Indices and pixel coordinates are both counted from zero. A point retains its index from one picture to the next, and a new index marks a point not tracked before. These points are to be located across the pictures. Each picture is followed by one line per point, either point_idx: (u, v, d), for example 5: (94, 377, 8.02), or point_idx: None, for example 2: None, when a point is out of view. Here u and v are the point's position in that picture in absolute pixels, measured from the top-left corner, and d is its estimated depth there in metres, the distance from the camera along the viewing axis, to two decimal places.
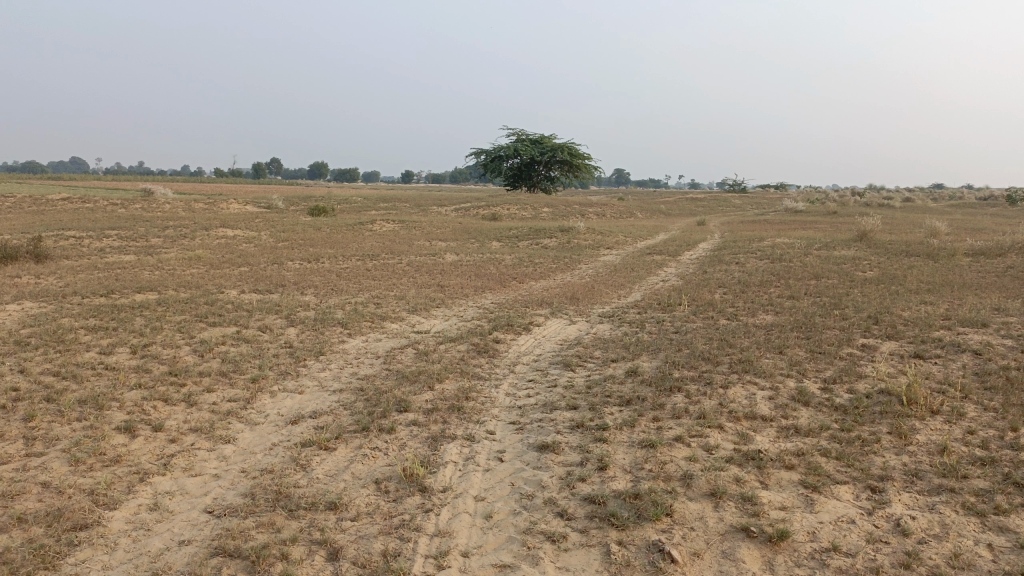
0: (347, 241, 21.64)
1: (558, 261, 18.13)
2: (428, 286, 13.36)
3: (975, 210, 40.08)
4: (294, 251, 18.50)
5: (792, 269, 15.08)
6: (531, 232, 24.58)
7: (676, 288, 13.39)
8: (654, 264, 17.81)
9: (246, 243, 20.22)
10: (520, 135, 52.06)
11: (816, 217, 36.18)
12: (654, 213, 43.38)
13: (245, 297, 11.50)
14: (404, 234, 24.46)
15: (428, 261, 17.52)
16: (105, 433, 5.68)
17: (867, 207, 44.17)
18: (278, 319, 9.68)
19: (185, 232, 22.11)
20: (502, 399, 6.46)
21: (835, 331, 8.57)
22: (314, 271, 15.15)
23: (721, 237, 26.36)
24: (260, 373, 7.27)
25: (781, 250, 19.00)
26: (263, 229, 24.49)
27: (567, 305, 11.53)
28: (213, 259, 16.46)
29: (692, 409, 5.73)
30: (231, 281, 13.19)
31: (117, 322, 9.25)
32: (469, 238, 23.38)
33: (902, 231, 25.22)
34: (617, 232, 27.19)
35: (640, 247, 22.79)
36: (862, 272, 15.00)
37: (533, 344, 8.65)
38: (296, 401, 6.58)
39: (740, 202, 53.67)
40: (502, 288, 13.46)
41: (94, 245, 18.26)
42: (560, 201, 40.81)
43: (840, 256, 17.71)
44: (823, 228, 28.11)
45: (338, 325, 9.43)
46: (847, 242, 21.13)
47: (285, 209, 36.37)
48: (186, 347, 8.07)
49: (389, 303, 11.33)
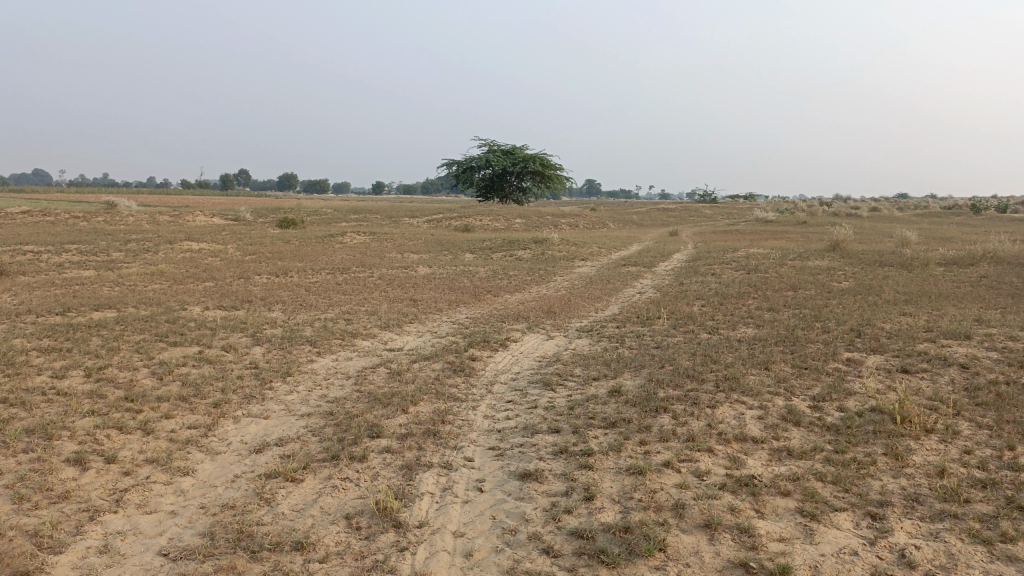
0: (317, 254, 21.22)
1: (533, 273, 17.89)
2: (400, 301, 13.01)
3: (940, 219, 40.74)
4: (261, 265, 18.04)
5: (769, 280, 14.98)
6: (504, 244, 24.32)
7: (653, 300, 13.20)
8: (630, 276, 17.65)
9: (213, 256, 19.71)
10: (492, 146, 51.89)
11: (786, 227, 36.42)
12: (627, 223, 43.45)
13: (209, 314, 11.07)
14: (375, 246, 24.09)
15: (401, 274, 17.15)
16: (52, 466, 5.25)
17: (836, 216, 44.69)
18: (243, 337, 9.27)
19: (149, 245, 21.50)
20: (481, 422, 6.14)
21: (819, 345, 8.39)
22: (283, 286, 14.71)
23: (694, 248, 26.32)
24: (223, 396, 6.88)
25: (756, 261, 18.96)
26: (230, 242, 23.94)
27: (544, 319, 11.26)
28: (177, 274, 15.95)
29: (680, 431, 5.47)
30: (195, 297, 12.70)
31: (71, 343, 8.78)
32: (441, 249, 23.06)
33: (873, 241, 25.41)
34: (591, 243, 27.04)
35: (615, 258, 22.64)
36: (838, 283, 14.95)
37: (511, 361, 8.34)
38: (262, 427, 6.19)
39: (711, 212, 54.00)
40: (477, 302, 13.15)
41: (52, 260, 17.62)
42: (532, 212, 40.67)
43: (814, 266, 17.69)
44: (794, 239, 28.22)
45: (306, 343, 9.05)
46: (821, 252, 21.18)
47: (254, 221, 35.76)
48: (144, 370, 7.64)
49: (360, 319, 10.97)
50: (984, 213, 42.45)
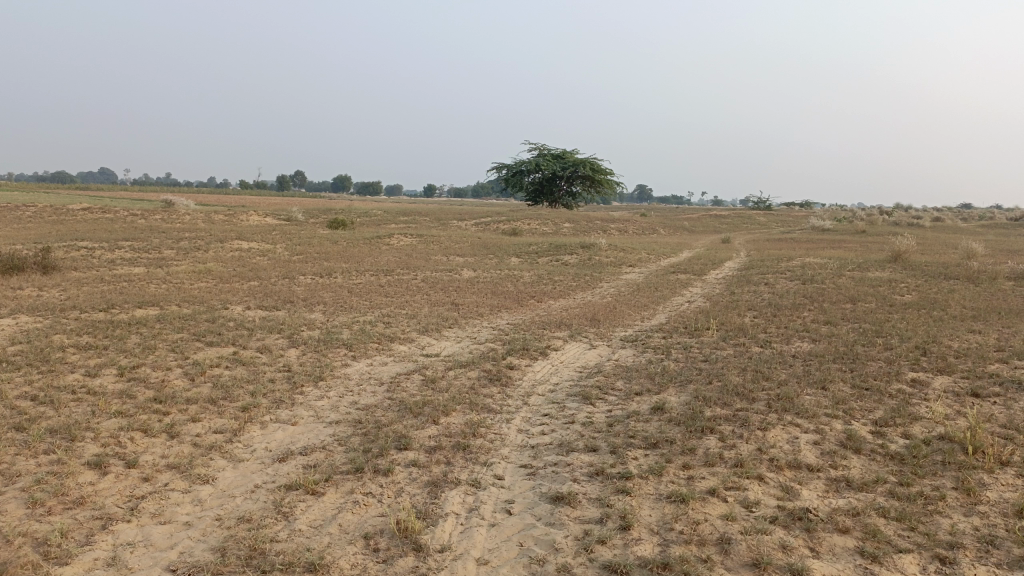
0: (363, 255, 21.22)
1: (579, 279, 17.51)
2: (442, 304, 12.77)
3: (1007, 231, 39.11)
4: (307, 265, 18.03)
5: (825, 292, 14.33)
6: (550, 248, 23.96)
7: (702, 310, 12.71)
8: (679, 284, 17.13)
9: (260, 256, 19.84)
10: (543, 150, 51.62)
11: (844, 237, 35.26)
12: (677, 229, 42.69)
13: (249, 314, 10.99)
14: (421, 248, 24.02)
15: (444, 277, 16.97)
16: (71, 469, 5.11)
17: (896, 226, 43.28)
18: (279, 338, 9.13)
19: (200, 243, 21.79)
20: (514, 436, 5.81)
21: (880, 364, 7.85)
22: (326, 286, 14.64)
23: (747, 256, 25.60)
24: (252, 400, 6.70)
25: (812, 270, 18.25)
26: (279, 242, 24.09)
27: (587, 327, 10.88)
28: (224, 272, 16.05)
29: (728, 455, 5.06)
30: (238, 296, 12.67)
31: (110, 340, 8.76)
32: (487, 253, 22.86)
33: (937, 252, 24.33)
34: (640, 249, 26.50)
35: (664, 265, 22.08)
36: (900, 296, 14.21)
37: (550, 372, 7.99)
38: (288, 434, 5.98)
39: (765, 219, 52.80)
40: (519, 307, 12.84)
41: (105, 257, 17.93)
42: (581, 216, 40.21)
43: (874, 278, 16.92)
44: (853, 248, 27.22)
45: (342, 347, 8.84)
46: (882, 264, 20.30)
47: (306, 222, 36.15)
48: (177, 370, 7.52)
49: (399, 323, 10.75)
50: None
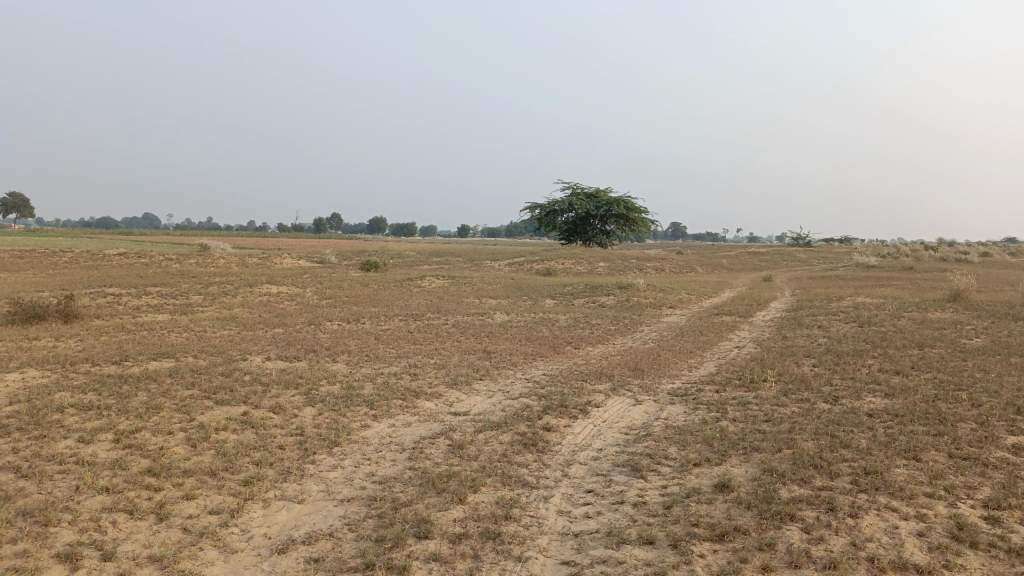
0: (394, 298, 20.63)
1: (618, 322, 16.62)
2: (473, 353, 11.97)
3: None
4: (335, 310, 17.41)
5: (887, 336, 13.26)
6: (586, 289, 23.11)
7: (754, 357, 11.74)
8: (725, 327, 16.15)
9: (288, 300, 19.34)
10: (577, 189, 51.14)
11: (892, 274, 33.85)
12: (715, 268, 41.56)
13: (268, 366, 10.30)
14: (454, 290, 23.38)
15: (476, 322, 16.21)
16: (37, 564, 4.36)
17: (943, 262, 41.76)
18: (296, 395, 8.40)
19: (229, 288, 21.39)
20: (554, 521, 4.94)
21: (974, 425, 6.83)
22: (353, 333, 13.97)
23: (793, 296, 24.42)
24: (256, 472, 5.93)
25: (867, 312, 17.15)
26: (309, 286, 23.61)
27: (631, 379, 9.97)
28: (249, 319, 15.51)
29: (815, 553, 4.14)
30: (259, 346, 12.03)
31: (114, 399, 8.11)
32: (521, 294, 22.12)
33: (997, 291, 22.98)
34: (680, 289, 25.50)
35: (706, 306, 21.06)
36: (970, 341, 13.07)
37: (592, 435, 7.11)
38: (293, 516, 5.19)
39: (806, 256, 51.40)
40: (556, 355, 11.98)
41: (131, 304, 17.55)
42: (617, 255, 39.38)
43: (936, 320, 15.77)
44: (905, 287, 25.94)
45: (363, 405, 8.07)
46: (941, 303, 19.06)
47: (339, 264, 35.83)
48: (179, 436, 6.81)
49: (426, 375, 9.97)
50: None
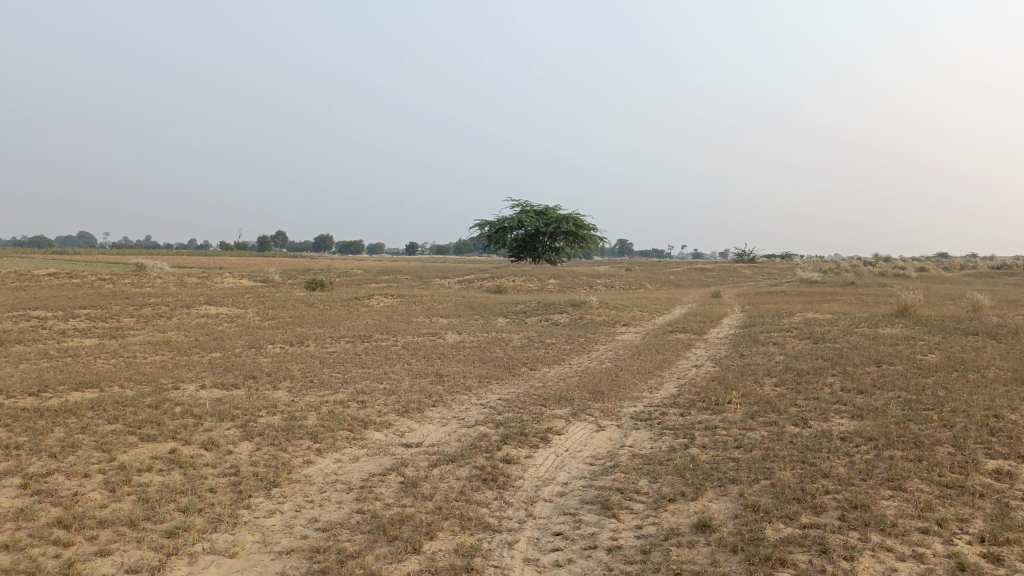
0: (340, 318, 19.88)
1: (572, 342, 16.23)
2: (425, 377, 11.38)
3: (994, 280, 38.56)
4: (278, 332, 16.58)
5: (843, 354, 13.13)
6: (538, 307, 22.68)
7: (715, 377, 11.44)
8: (681, 345, 15.89)
9: (227, 322, 18.44)
10: (525, 206, 50.97)
11: (836, 289, 34.40)
12: (665, 284, 41.70)
13: (202, 395, 9.54)
14: (403, 310, 22.72)
15: (427, 342, 15.62)
16: None
17: (883, 277, 42.73)
18: (232, 427, 7.72)
19: (165, 309, 20.36)
20: (520, 571, 4.42)
21: (951, 449, 6.56)
22: (297, 356, 13.24)
23: (744, 312, 24.40)
24: (183, 521, 5.28)
25: (820, 328, 17.12)
26: (251, 306, 22.65)
27: (591, 403, 9.53)
28: (186, 342, 14.64)
29: None
30: (194, 372, 11.24)
31: (26, 436, 7.31)
32: (472, 313, 21.59)
33: (941, 305, 23.33)
34: (632, 306, 25.38)
35: (660, 323, 20.86)
36: (926, 357, 13.01)
37: (555, 467, 6.63)
38: (225, 574, 4.56)
39: (752, 273, 52.05)
40: (512, 378, 11.47)
41: (57, 327, 16.47)
42: (567, 272, 39.20)
43: (888, 335, 15.78)
44: (851, 302, 26.25)
45: (306, 437, 7.45)
46: (890, 319, 19.16)
47: (283, 284, 34.71)
48: (97, 479, 6.09)
49: (374, 402, 9.35)
50: None
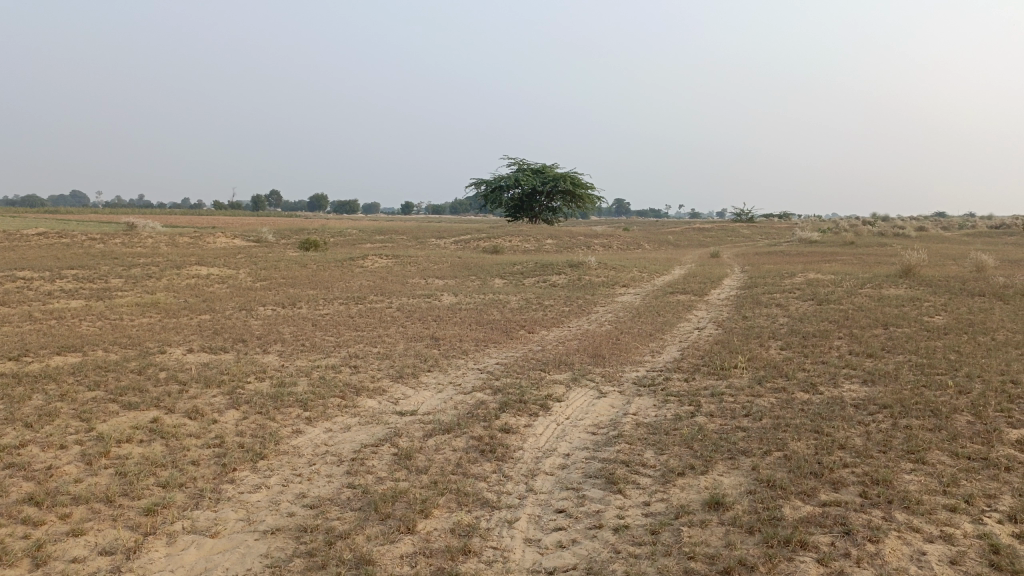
0: (334, 279, 19.51)
1: (570, 303, 15.90)
2: (420, 340, 11.05)
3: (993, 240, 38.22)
4: (269, 294, 16.19)
5: (848, 316, 12.82)
6: (535, 268, 22.30)
7: (718, 340, 11.15)
8: (682, 306, 15.58)
9: (218, 283, 18.05)
10: (522, 165, 50.26)
11: (836, 249, 34.08)
12: (663, 244, 41.31)
13: (189, 360, 9.20)
14: (398, 270, 22.36)
15: (422, 304, 15.27)
16: None
17: (882, 236, 42.38)
18: (218, 394, 7.40)
19: (155, 270, 19.95)
20: (521, 553, 4.13)
21: (970, 419, 6.26)
22: (289, 319, 12.90)
23: (744, 273, 24.06)
24: (163, 497, 4.97)
25: (823, 289, 16.82)
26: (243, 266, 22.25)
27: (592, 367, 9.23)
28: (175, 304, 14.28)
29: None
30: (182, 336, 10.89)
31: (2, 404, 6.98)
32: (469, 274, 21.24)
33: (944, 265, 23.01)
34: (631, 267, 25.03)
35: (659, 284, 20.55)
36: (933, 319, 12.72)
37: (556, 436, 6.34)
38: (205, 556, 4.26)
39: (750, 232, 51.62)
40: (509, 341, 11.16)
41: (43, 288, 16.07)
42: (564, 232, 38.74)
43: (893, 296, 15.49)
44: (852, 262, 25.91)
45: (296, 405, 7.14)
46: (893, 279, 18.84)
47: (276, 243, 34.22)
48: (74, 452, 5.77)
49: (367, 367, 9.03)
50: None
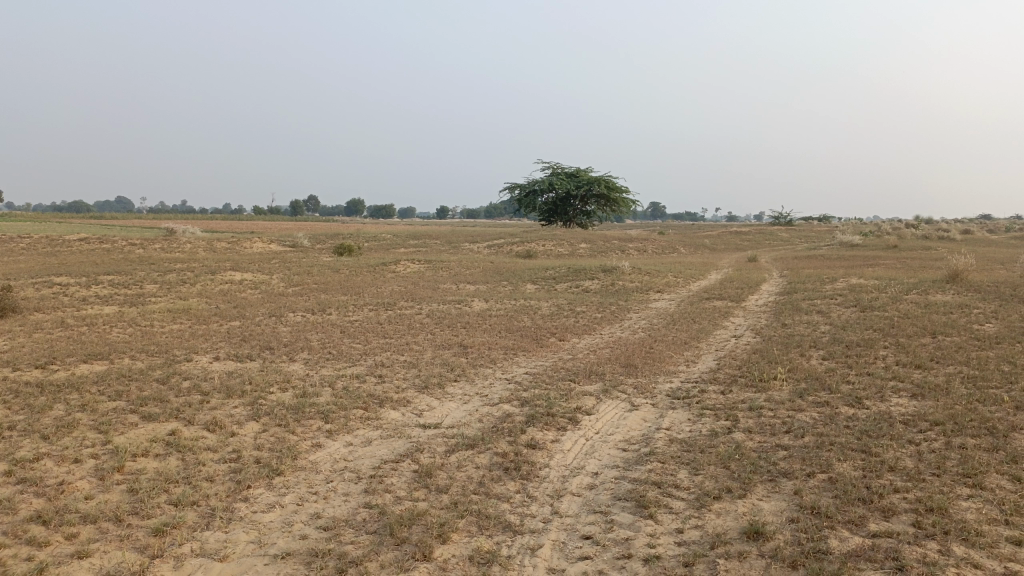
0: (366, 285, 19.42)
1: (603, 310, 15.56)
2: (448, 348, 10.83)
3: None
4: (300, 300, 16.12)
5: (893, 324, 12.30)
6: (568, 273, 21.97)
7: (756, 349, 10.75)
8: (718, 313, 15.14)
9: (251, 289, 18.08)
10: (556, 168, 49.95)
11: (879, 252, 33.18)
12: (699, 248, 40.67)
13: (214, 369, 9.09)
14: (431, 276, 22.22)
15: (452, 310, 15.06)
16: None
17: (926, 239, 41.19)
18: (240, 406, 7.25)
19: (189, 275, 20.08)
20: None
21: None
22: (317, 326, 12.78)
23: (783, 278, 23.44)
24: (174, 517, 4.79)
25: (866, 295, 16.23)
26: (276, 272, 22.31)
27: (624, 378, 8.90)
28: (206, 311, 14.28)
29: None
30: (209, 343, 10.82)
31: (23, 415, 6.90)
32: (500, 279, 21.01)
33: (994, 270, 22.15)
34: (666, 271, 24.58)
35: (695, 289, 20.10)
36: (984, 327, 12.14)
37: (585, 453, 6.05)
38: None
39: (788, 236, 50.59)
40: (539, 349, 10.88)
41: (79, 294, 16.22)
42: (598, 236, 38.34)
43: (940, 303, 14.87)
44: (896, 267, 25.13)
45: (317, 417, 6.95)
46: (940, 285, 18.13)
47: (310, 248, 34.39)
48: (88, 466, 5.63)
49: (393, 376, 8.83)
50: None
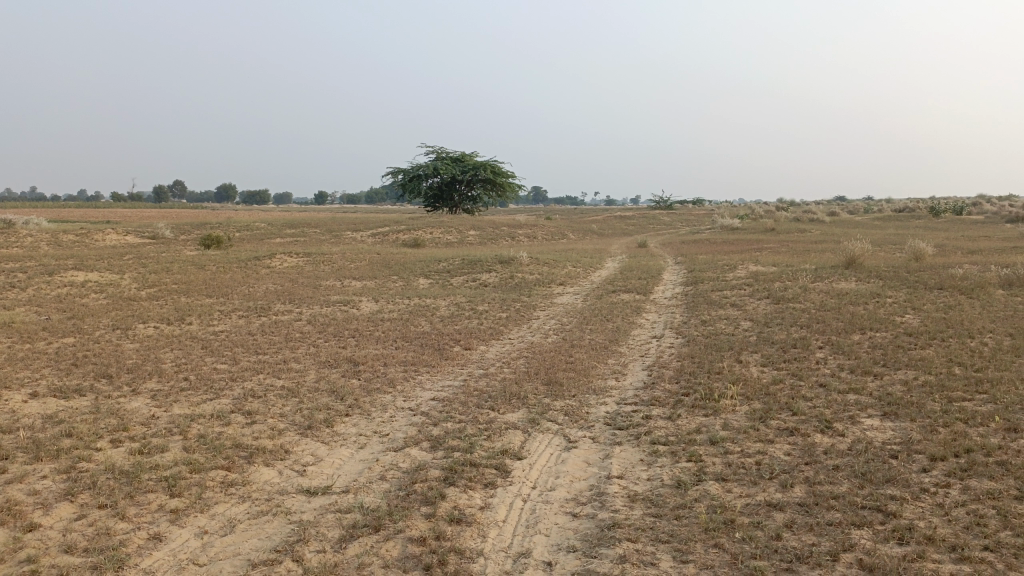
0: (235, 284, 17.15)
1: (506, 308, 14.16)
2: (335, 366, 9.09)
3: (904, 224, 38.55)
4: (155, 306, 13.75)
5: (817, 319, 11.55)
6: (462, 265, 20.40)
7: (686, 354, 9.65)
8: (629, 308, 14.06)
9: (96, 293, 15.45)
10: (441, 151, 48.15)
11: (762, 236, 33.62)
12: (588, 233, 40.10)
13: (27, 412, 6.99)
14: (310, 271, 20.13)
15: (337, 314, 13.22)
16: None
17: (800, 222, 42.40)
18: (51, 475, 5.31)
19: (20, 278, 17.07)
20: None
21: None
22: (175, 340, 10.66)
23: (680, 265, 22.83)
24: None
25: (774, 285, 15.61)
26: (130, 269, 19.55)
27: (550, 401, 7.51)
28: (35, 324, 11.77)
29: None
30: (28, 372, 8.57)
31: None
32: (388, 273, 19.22)
33: (880, 253, 22.33)
34: (562, 260, 23.56)
35: (597, 280, 19.07)
36: (905, 319, 11.58)
37: (527, 528, 4.59)
38: None
39: (671, 220, 50.92)
40: (443, 363, 9.32)
41: None
42: (487, 222, 36.94)
43: (849, 291, 14.40)
44: (786, 251, 25.17)
45: (163, 487, 5.14)
46: (841, 272, 17.81)
47: (174, 241, 31.13)
48: None
49: (267, 413, 7.05)
50: (945, 215, 40.34)
